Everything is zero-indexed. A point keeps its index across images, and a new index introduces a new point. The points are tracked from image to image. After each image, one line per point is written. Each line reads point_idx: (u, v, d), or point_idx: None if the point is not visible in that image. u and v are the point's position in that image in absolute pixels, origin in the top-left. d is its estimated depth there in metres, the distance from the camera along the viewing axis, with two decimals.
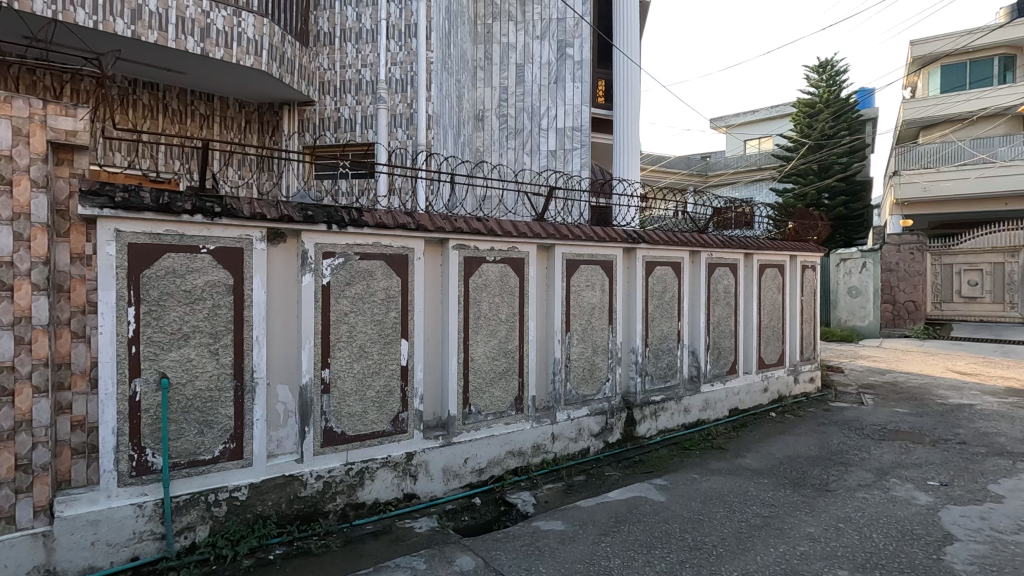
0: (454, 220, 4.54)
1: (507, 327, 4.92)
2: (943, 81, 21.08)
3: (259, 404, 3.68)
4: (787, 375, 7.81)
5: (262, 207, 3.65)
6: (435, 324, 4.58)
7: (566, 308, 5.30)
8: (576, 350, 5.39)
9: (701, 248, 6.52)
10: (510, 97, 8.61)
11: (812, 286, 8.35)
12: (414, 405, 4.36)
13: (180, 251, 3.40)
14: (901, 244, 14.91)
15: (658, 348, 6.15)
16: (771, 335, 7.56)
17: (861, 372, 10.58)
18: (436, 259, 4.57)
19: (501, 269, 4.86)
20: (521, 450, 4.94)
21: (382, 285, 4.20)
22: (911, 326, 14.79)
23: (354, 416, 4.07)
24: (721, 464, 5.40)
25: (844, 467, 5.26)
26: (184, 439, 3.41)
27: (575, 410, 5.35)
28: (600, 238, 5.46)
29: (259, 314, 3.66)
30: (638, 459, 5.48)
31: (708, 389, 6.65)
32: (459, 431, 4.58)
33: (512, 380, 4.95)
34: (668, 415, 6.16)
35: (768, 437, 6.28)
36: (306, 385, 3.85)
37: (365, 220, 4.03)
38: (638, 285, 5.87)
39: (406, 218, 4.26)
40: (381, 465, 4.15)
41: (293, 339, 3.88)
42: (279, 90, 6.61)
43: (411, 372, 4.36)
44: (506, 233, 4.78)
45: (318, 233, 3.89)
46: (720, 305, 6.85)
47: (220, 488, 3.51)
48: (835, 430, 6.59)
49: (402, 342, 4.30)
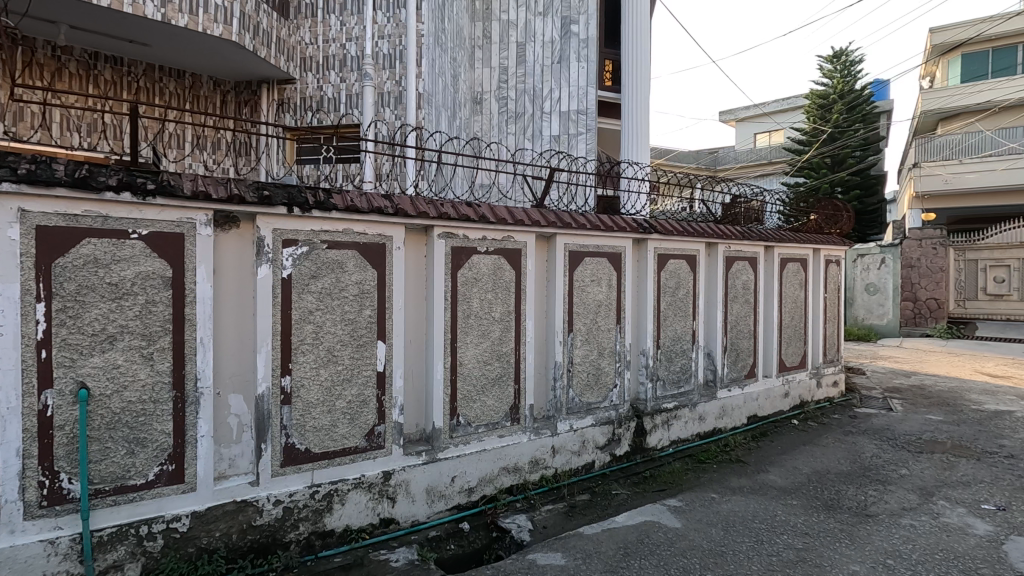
0: (440, 204, 3.96)
1: (501, 327, 4.34)
2: (965, 69, 20.16)
3: (204, 418, 3.13)
4: (809, 379, 7.19)
5: (208, 185, 3.09)
6: (418, 325, 4.01)
7: (568, 306, 4.72)
8: (580, 352, 4.81)
9: (719, 240, 5.92)
10: (510, 78, 8.00)
11: (836, 282, 7.71)
12: (393, 417, 3.80)
13: (105, 236, 2.83)
14: (923, 239, 14.20)
15: (671, 350, 5.55)
16: (793, 336, 6.94)
17: (884, 374, 9.95)
18: (420, 250, 4.00)
19: (494, 261, 4.28)
20: (517, 466, 4.37)
21: (354, 279, 3.63)
22: (933, 325, 14.10)
23: (323, 429, 3.52)
24: (742, 481, 4.81)
25: (882, 486, 4.66)
26: (109, 461, 2.86)
27: (578, 420, 4.77)
28: (608, 228, 4.86)
29: (204, 313, 3.11)
30: (648, 475, 4.91)
31: (725, 394, 6.05)
32: (445, 446, 4.01)
33: (507, 388, 4.37)
34: (681, 424, 5.57)
35: (792, 449, 5.68)
36: (262, 396, 3.29)
37: (333, 202, 3.46)
38: (649, 280, 5.28)
39: (383, 201, 3.68)
40: (353, 486, 3.59)
41: (249, 340, 3.33)
42: (257, 66, 6.06)
43: (389, 379, 3.79)
44: (500, 220, 4.20)
45: (276, 218, 3.32)
46: (738, 303, 6.25)
47: (155, 518, 2.96)
48: (866, 441, 5.98)
49: (378, 345, 3.73)
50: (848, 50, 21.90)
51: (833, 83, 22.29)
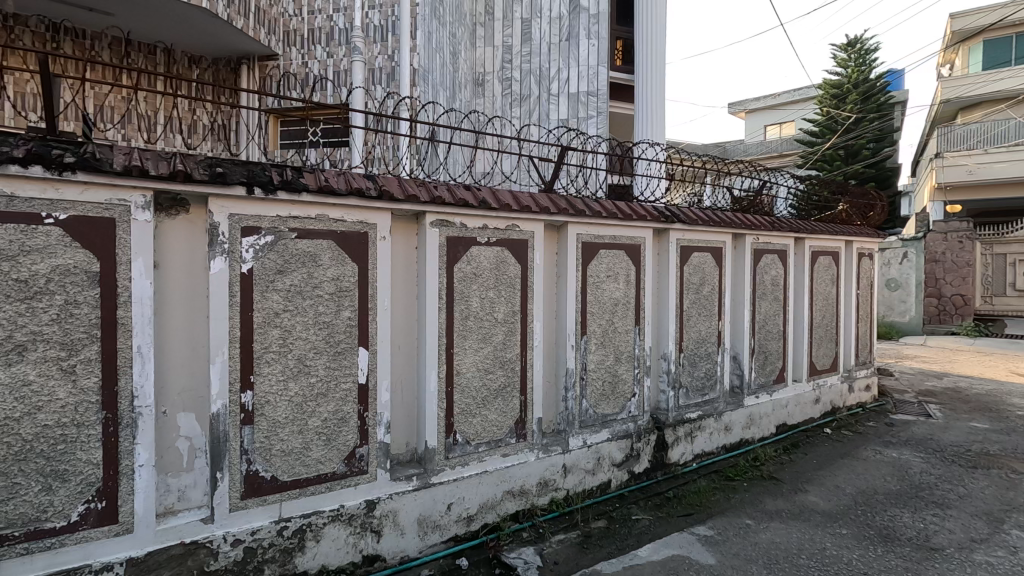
0: (434, 187, 3.40)
1: (505, 331, 3.76)
2: (986, 57, 19.39)
3: (143, 445, 2.56)
4: (841, 383, 6.59)
5: (146, 160, 2.53)
6: (408, 328, 3.44)
7: (581, 305, 4.14)
8: (594, 357, 4.23)
9: (747, 231, 5.32)
10: (514, 58, 7.42)
11: (869, 278, 7.09)
12: (378, 437, 3.24)
13: (11, 221, 2.27)
14: (949, 232, 13.58)
15: (695, 353, 4.98)
16: (824, 336, 6.35)
17: (915, 376, 9.30)
18: (409, 240, 3.43)
19: (496, 252, 3.70)
20: (523, 489, 3.81)
21: (329, 273, 3.06)
22: (959, 322, 13.42)
23: (293, 453, 2.96)
24: (779, 504, 4.24)
25: (941, 510, 4.08)
26: (18, 501, 2.31)
27: (593, 434, 4.21)
28: (627, 215, 4.28)
29: (143, 316, 2.54)
30: (672, 496, 4.33)
31: (753, 402, 5.47)
32: (439, 469, 3.45)
33: (512, 400, 3.80)
34: (706, 436, 4.99)
35: (830, 464, 5.09)
36: (217, 416, 2.73)
37: (303, 182, 2.89)
38: (671, 274, 4.70)
39: (364, 182, 3.12)
40: (330, 520, 3.03)
41: (201, 348, 2.79)
42: (235, 41, 5.50)
43: (373, 393, 3.22)
44: (504, 205, 3.62)
45: (234, 201, 2.76)
46: (767, 300, 5.66)
47: (79, 568, 2.41)
48: (912, 454, 5.38)
49: (360, 353, 3.16)
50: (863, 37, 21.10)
51: (848, 72, 21.50)
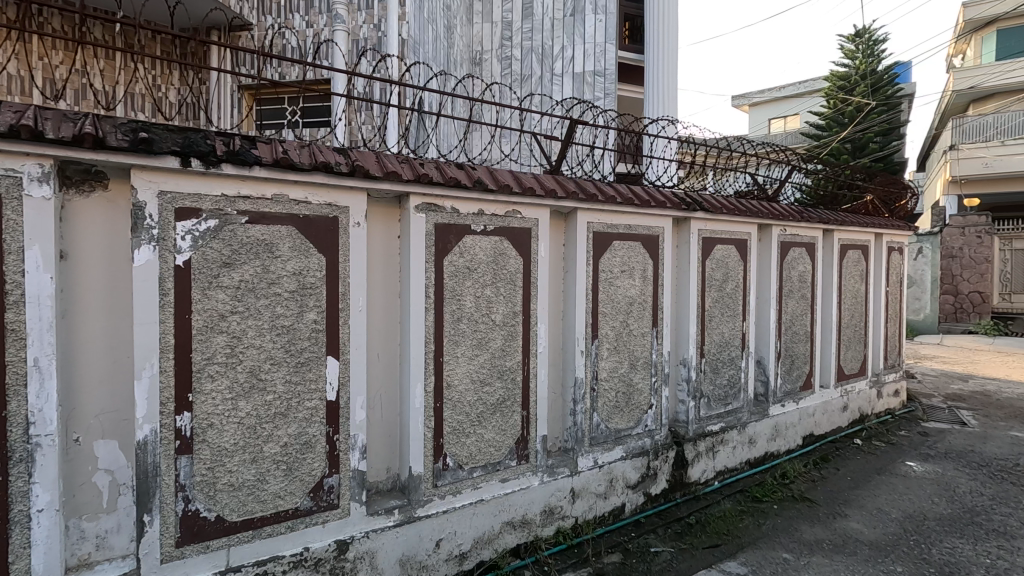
0: (420, 165, 2.84)
1: (504, 336, 3.21)
2: (1000, 47, 18.80)
3: (44, 484, 2.01)
4: (869, 389, 6.05)
5: (44, 121, 1.98)
6: (389, 333, 2.90)
7: (592, 304, 3.59)
8: (607, 365, 3.69)
9: (775, 221, 4.78)
10: (514, 35, 6.85)
11: (899, 274, 6.54)
12: (351, 464, 2.70)
13: None
14: (967, 227, 13.11)
15: (717, 358, 4.44)
16: (852, 338, 5.81)
17: (938, 378, 8.78)
18: (390, 228, 2.87)
19: (494, 242, 3.15)
20: (526, 519, 3.27)
21: (289, 267, 2.50)
22: (976, 320, 12.89)
23: (244, 487, 2.41)
24: (818, 531, 3.71)
25: (1005, 542, 3.55)
26: None
27: (604, 453, 3.67)
28: (645, 201, 3.74)
29: (42, 320, 1.99)
30: (694, 522, 3.80)
31: (779, 411, 4.94)
32: (425, 500, 2.91)
33: (512, 416, 3.25)
34: (729, 451, 4.45)
35: (867, 482, 4.56)
36: (144, 444, 2.18)
37: (255, 153, 2.34)
38: (692, 269, 4.16)
39: (333, 156, 2.57)
40: (291, 567, 2.49)
41: (126, 358, 2.24)
42: (202, 7, 4.96)
43: (346, 412, 2.67)
44: (503, 188, 3.07)
45: (166, 175, 2.20)
46: (794, 298, 5.11)
47: None
48: (955, 469, 4.86)
49: (329, 363, 2.61)
50: (871, 28, 20.51)
51: (856, 63, 20.89)
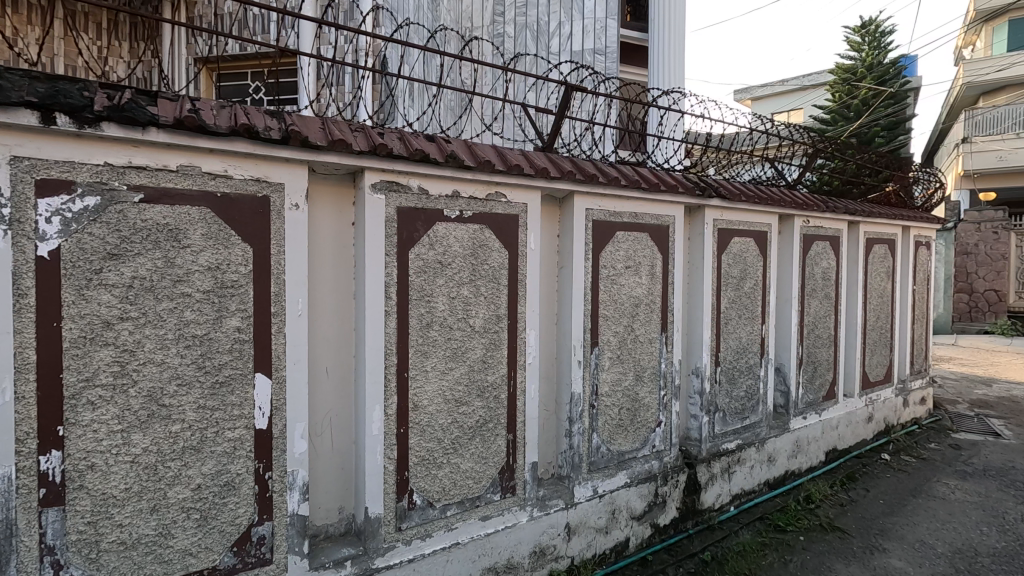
0: (377, 134, 2.29)
1: (485, 345, 2.66)
2: (1013, 37, 18.18)
3: None
4: (895, 397, 5.51)
5: None
6: (341, 343, 2.36)
7: (592, 306, 3.04)
8: (609, 376, 3.14)
9: (797, 210, 4.23)
10: (506, 10, 6.24)
11: (926, 271, 5.99)
12: (289, 508, 2.15)
13: None
14: (982, 223, 12.56)
15: (734, 367, 3.89)
16: (877, 341, 5.27)
17: (961, 381, 8.26)
18: (342, 212, 2.33)
19: (472, 232, 2.60)
20: (511, 564, 2.73)
21: (202, 260, 1.95)
22: (992, 320, 12.38)
23: (142, 545, 1.87)
24: (856, 572, 3.17)
25: None
26: None
27: (605, 480, 3.12)
28: (653, 185, 3.18)
29: None
30: (710, 559, 3.26)
31: (801, 424, 4.40)
32: (385, 548, 2.36)
33: (495, 441, 2.71)
34: (746, 471, 3.91)
35: (902, 506, 4.02)
36: None
37: (151, 111, 1.78)
38: (705, 264, 3.61)
39: (261, 119, 2.02)
40: None
41: None
42: None
43: (281, 444, 2.13)
44: (484, 164, 2.51)
45: (22, 134, 1.64)
46: (817, 297, 4.57)
47: None
48: (1000, 491, 4.31)
49: (259, 382, 2.07)
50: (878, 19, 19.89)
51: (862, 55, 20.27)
